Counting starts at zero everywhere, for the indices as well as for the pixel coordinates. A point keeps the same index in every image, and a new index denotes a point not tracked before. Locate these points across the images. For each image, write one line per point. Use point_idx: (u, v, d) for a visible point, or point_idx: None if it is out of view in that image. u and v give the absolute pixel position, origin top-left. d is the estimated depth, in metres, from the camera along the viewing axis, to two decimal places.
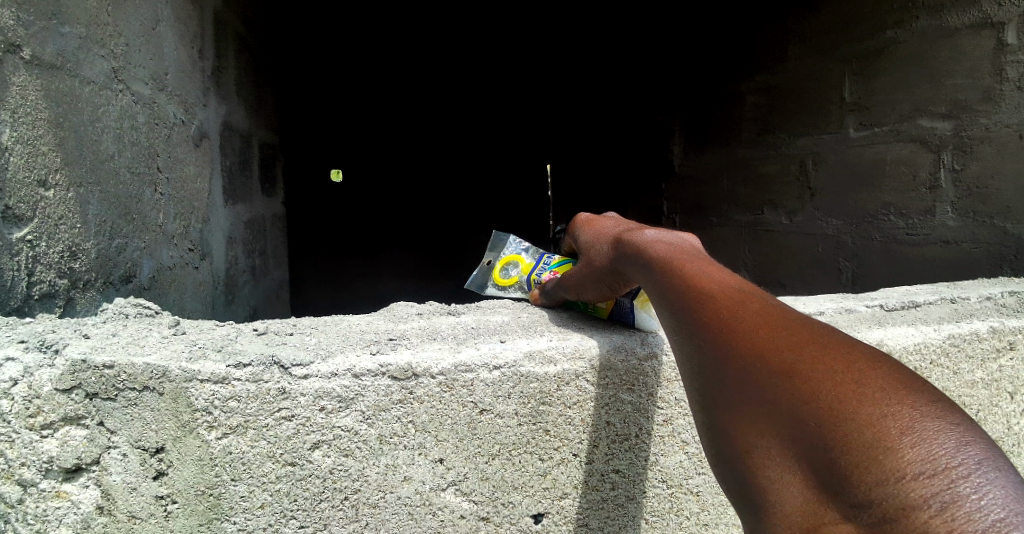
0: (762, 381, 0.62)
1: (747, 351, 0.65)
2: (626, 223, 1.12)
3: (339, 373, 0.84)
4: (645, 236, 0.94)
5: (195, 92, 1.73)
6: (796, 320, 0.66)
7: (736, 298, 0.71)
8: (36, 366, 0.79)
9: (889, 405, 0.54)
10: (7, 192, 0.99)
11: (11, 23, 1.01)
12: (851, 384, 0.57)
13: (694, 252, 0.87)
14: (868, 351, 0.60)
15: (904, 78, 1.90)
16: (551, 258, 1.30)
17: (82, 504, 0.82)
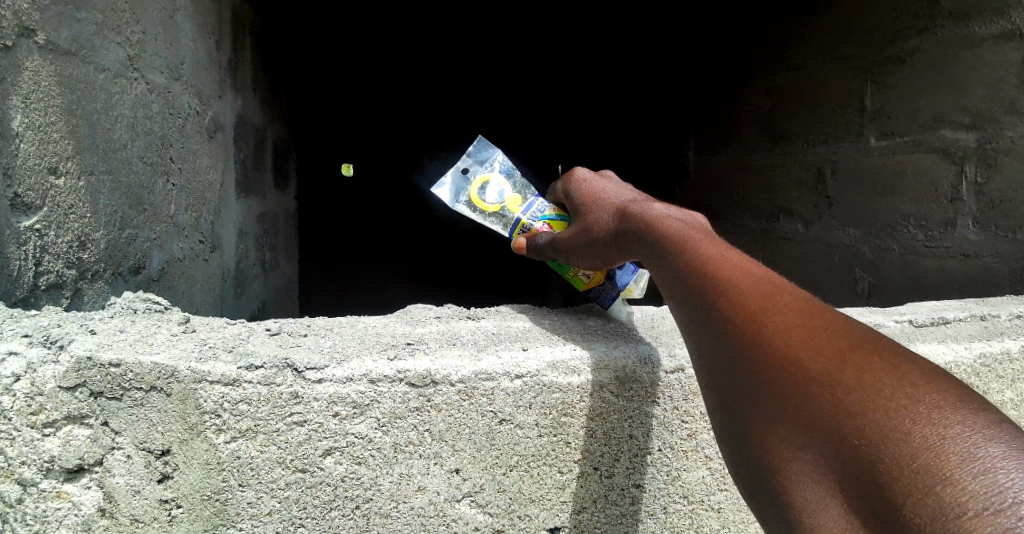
0: (806, 398, 0.61)
1: (786, 362, 0.63)
2: (619, 184, 1.09)
3: (355, 379, 0.81)
4: (652, 211, 0.91)
5: (210, 83, 1.71)
6: (833, 326, 0.64)
7: (763, 294, 0.69)
8: (39, 363, 0.76)
9: (944, 431, 0.55)
10: (16, 179, 0.97)
11: (25, 6, 0.99)
12: (905, 408, 0.57)
13: (705, 230, 0.85)
14: (909, 364, 0.60)
15: (920, 85, 1.87)
16: (546, 204, 1.23)
17: (83, 505, 0.79)
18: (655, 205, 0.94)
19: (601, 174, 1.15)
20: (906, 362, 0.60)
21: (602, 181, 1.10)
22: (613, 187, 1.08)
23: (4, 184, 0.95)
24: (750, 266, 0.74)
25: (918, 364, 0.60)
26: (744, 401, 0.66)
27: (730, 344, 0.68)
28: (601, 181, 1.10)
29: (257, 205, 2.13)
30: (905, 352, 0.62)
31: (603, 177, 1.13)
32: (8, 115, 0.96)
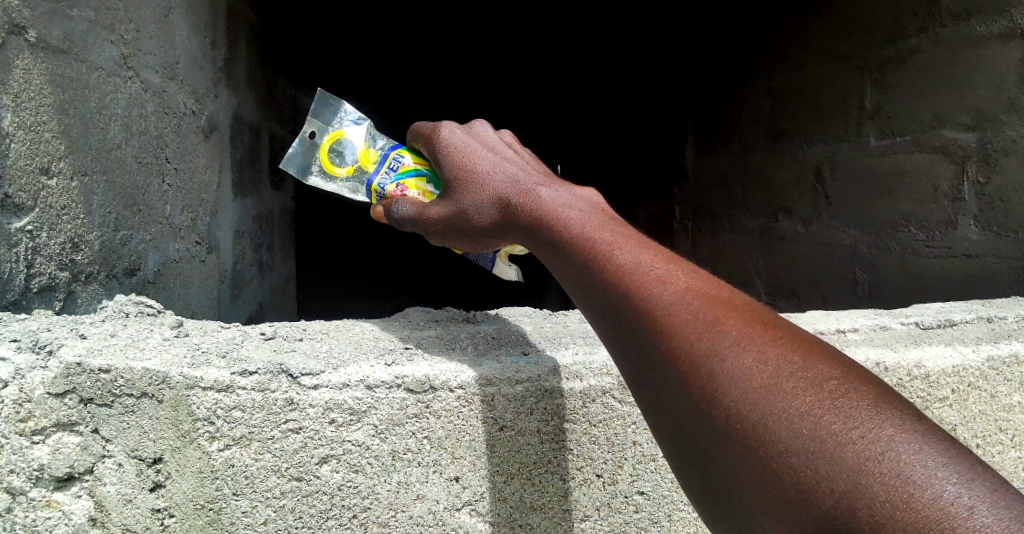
0: (780, 469, 0.54)
1: (753, 426, 0.56)
2: (504, 152, 0.94)
3: (351, 384, 0.79)
4: (565, 214, 0.79)
5: (206, 82, 1.69)
6: (793, 364, 0.57)
7: (710, 334, 0.61)
8: (27, 368, 0.74)
9: (936, 493, 0.49)
10: (7, 180, 0.95)
11: (16, 4, 0.97)
12: (889, 471, 0.51)
13: (630, 236, 0.75)
14: (877, 412, 0.53)
15: (921, 85, 1.85)
16: (400, 158, 1.07)
17: (73, 515, 0.77)
18: (563, 200, 0.82)
19: (471, 131, 0.98)
20: (873, 405, 0.54)
21: (482, 148, 0.94)
22: (497, 156, 0.92)
23: None
24: (689, 293, 0.65)
25: (884, 403, 0.54)
26: (711, 469, 0.59)
27: (686, 403, 0.60)
28: (480, 148, 0.94)
29: (254, 205, 2.11)
30: (865, 389, 0.55)
31: (479, 139, 0.96)
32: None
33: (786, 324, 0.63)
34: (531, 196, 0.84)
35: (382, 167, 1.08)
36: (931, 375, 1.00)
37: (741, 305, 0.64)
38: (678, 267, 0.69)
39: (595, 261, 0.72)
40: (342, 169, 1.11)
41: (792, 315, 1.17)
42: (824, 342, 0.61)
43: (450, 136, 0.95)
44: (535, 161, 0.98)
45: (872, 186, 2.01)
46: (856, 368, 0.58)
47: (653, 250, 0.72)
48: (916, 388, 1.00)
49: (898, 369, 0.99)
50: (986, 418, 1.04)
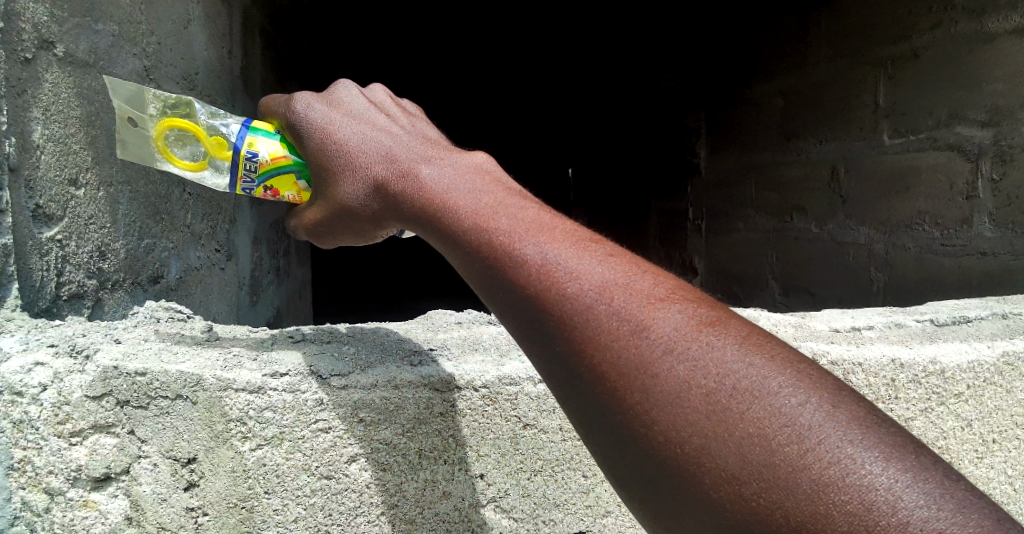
0: (730, 500, 0.47)
1: (696, 451, 0.49)
2: (380, 123, 0.83)
3: (379, 385, 0.81)
4: (461, 195, 0.68)
5: (223, 92, 1.72)
6: (733, 374, 0.50)
7: (638, 341, 0.53)
8: (66, 372, 0.76)
9: (906, 518, 0.44)
10: (37, 190, 0.97)
11: (45, 19, 0.99)
12: (853, 498, 0.45)
13: (533, 214, 0.64)
14: (826, 425, 0.47)
15: (936, 80, 1.85)
16: (255, 154, 0.88)
17: (110, 513, 0.79)
18: (455, 178, 0.71)
19: (333, 99, 0.86)
20: (828, 417, 0.47)
21: (352, 122, 0.83)
22: (370, 132, 0.81)
23: (25, 195, 0.95)
24: (607, 288, 0.56)
25: (840, 411, 0.48)
26: (649, 495, 0.51)
27: (617, 423, 0.52)
28: (349, 123, 0.83)
29: (271, 212, 2.14)
30: (817, 394, 0.48)
31: (344, 109, 0.85)
32: (30, 127, 0.96)
33: (715, 311, 0.55)
34: (418, 178, 0.73)
35: (236, 166, 0.89)
36: (946, 371, 1.00)
37: (666, 295, 0.55)
38: (590, 250, 0.59)
39: (497, 254, 0.61)
40: (177, 162, 0.89)
41: (806, 314, 1.18)
42: (761, 331, 0.53)
43: (309, 113, 0.84)
44: (413, 122, 0.86)
45: (883, 184, 2.02)
46: (799, 365, 0.51)
47: (560, 230, 0.62)
48: (932, 384, 1.00)
49: (914, 365, 0.99)
50: (1004, 414, 1.04)
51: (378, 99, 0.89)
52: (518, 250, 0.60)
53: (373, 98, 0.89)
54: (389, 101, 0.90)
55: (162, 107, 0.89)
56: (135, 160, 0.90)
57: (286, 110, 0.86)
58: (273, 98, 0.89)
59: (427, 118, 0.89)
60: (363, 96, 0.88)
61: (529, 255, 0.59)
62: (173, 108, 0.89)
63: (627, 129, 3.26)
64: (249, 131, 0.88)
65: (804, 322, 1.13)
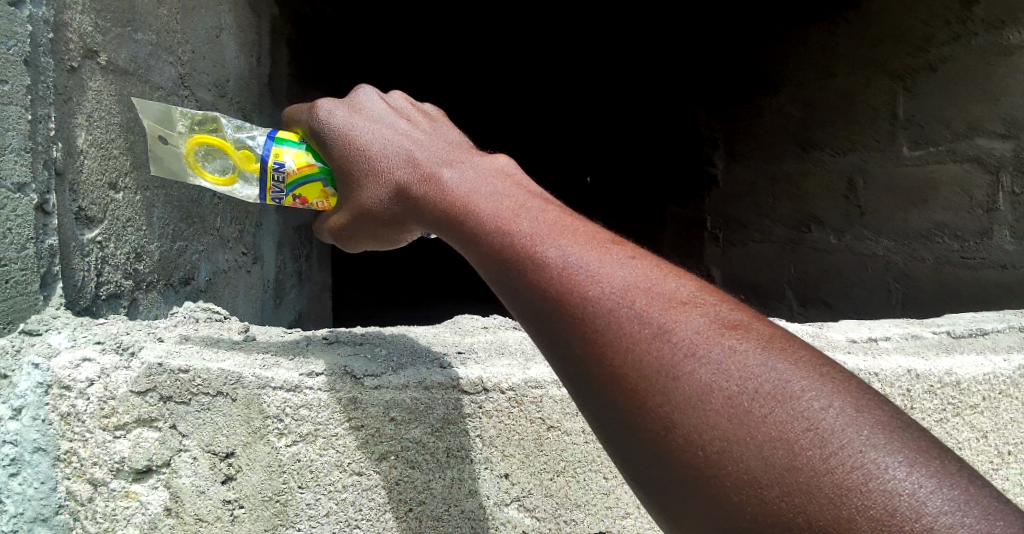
0: (751, 503, 0.49)
1: (718, 454, 0.50)
2: (402, 127, 0.86)
3: (411, 385, 0.85)
4: (485, 199, 0.71)
5: (251, 99, 1.76)
6: (753, 377, 0.52)
7: (660, 344, 0.55)
8: (112, 368, 0.82)
9: (930, 523, 0.45)
10: (81, 193, 0.99)
11: (90, 30, 1.02)
12: (876, 503, 0.46)
13: (556, 217, 0.66)
14: (848, 430, 0.49)
15: (955, 90, 1.86)
16: (282, 164, 0.90)
17: (150, 505, 0.83)
18: (479, 182, 0.74)
19: (355, 104, 0.89)
20: (850, 422, 0.49)
21: (374, 126, 0.85)
22: (394, 137, 0.84)
23: (69, 198, 0.97)
24: (629, 292, 0.58)
25: (863, 415, 0.49)
26: (668, 497, 0.53)
27: (638, 426, 0.54)
28: (372, 127, 0.85)
29: (294, 216, 2.18)
30: (839, 398, 0.50)
31: (365, 113, 0.87)
32: (74, 133, 0.98)
33: (736, 314, 0.57)
34: (443, 183, 0.75)
35: (264, 177, 0.90)
36: (962, 382, 1.02)
37: (688, 298, 0.58)
38: (612, 253, 0.62)
39: (520, 257, 0.63)
40: (208, 177, 0.92)
41: (823, 324, 1.19)
42: (782, 334, 0.55)
43: (331, 118, 0.87)
44: (434, 124, 0.88)
45: (902, 195, 2.02)
46: (821, 368, 0.52)
47: (583, 234, 0.64)
48: (947, 396, 1.02)
49: (929, 376, 1.01)
50: (1020, 426, 1.04)
51: (398, 103, 0.92)
52: (536, 251, 0.63)
53: (393, 103, 0.91)
54: (409, 105, 0.92)
55: (189, 124, 0.92)
56: (170, 176, 0.95)
57: (309, 116, 0.89)
58: (296, 108, 0.92)
59: (447, 120, 0.91)
60: (384, 101, 0.90)
61: (549, 256, 0.62)
62: (200, 124, 0.92)
63: (645, 135, 3.28)
64: (275, 142, 0.90)
65: (821, 332, 1.14)
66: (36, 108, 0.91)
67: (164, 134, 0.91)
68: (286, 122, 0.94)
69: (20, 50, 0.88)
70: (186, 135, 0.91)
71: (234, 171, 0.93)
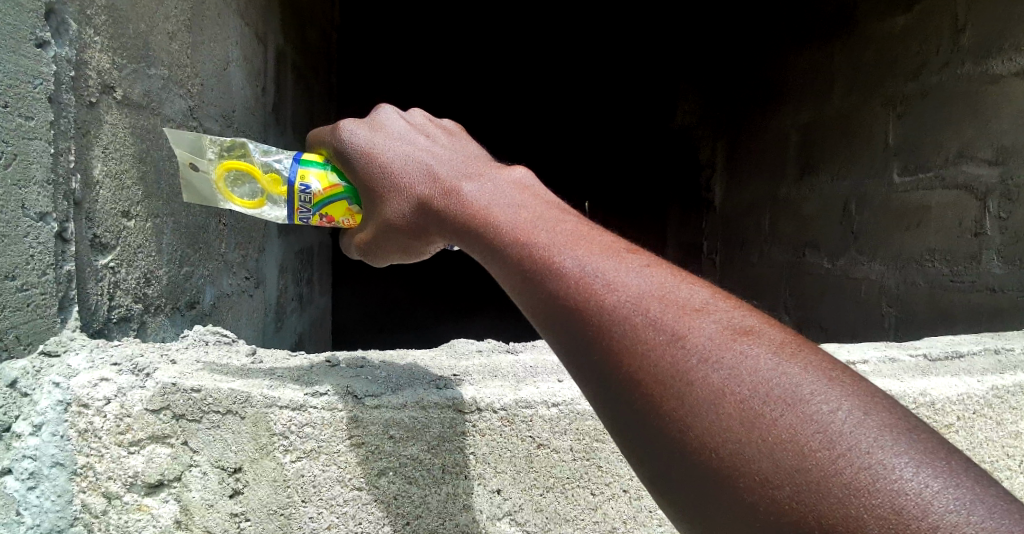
0: (765, 502, 0.53)
1: (731, 456, 0.54)
2: (423, 144, 0.90)
3: (408, 405, 0.89)
4: (504, 212, 0.75)
5: (256, 127, 1.82)
6: (765, 384, 0.56)
7: (675, 350, 0.59)
8: (128, 387, 0.88)
9: (936, 521, 0.49)
10: (97, 222, 1.04)
11: (107, 66, 1.07)
12: (885, 503, 0.50)
13: (573, 229, 0.70)
14: (858, 433, 0.53)
15: (948, 117, 1.87)
16: (309, 186, 0.95)
17: (161, 517, 0.89)
18: (498, 195, 0.77)
19: (376, 123, 0.94)
20: (858, 424, 0.53)
21: (397, 144, 0.90)
22: (415, 154, 0.88)
23: (86, 226, 1.01)
24: (645, 300, 0.62)
25: (870, 419, 0.53)
26: (683, 497, 0.57)
27: (654, 430, 0.58)
28: (394, 145, 0.90)
29: (296, 241, 2.24)
30: (848, 402, 0.54)
31: (386, 132, 0.92)
32: (91, 164, 1.03)
33: (748, 320, 0.61)
34: (464, 197, 0.79)
35: (292, 199, 0.96)
36: (936, 402, 1.07)
37: (702, 306, 0.61)
38: (627, 262, 0.65)
39: (539, 267, 0.67)
40: (236, 201, 0.98)
41: None
42: (792, 340, 0.59)
43: (353, 137, 0.92)
44: (454, 141, 0.93)
45: (896, 220, 2.05)
46: (830, 373, 0.56)
47: (599, 243, 0.68)
48: (922, 415, 1.07)
49: (905, 397, 1.06)
50: (992, 444, 1.10)
51: (417, 121, 0.96)
52: (552, 262, 0.67)
53: (412, 121, 0.96)
54: (428, 122, 0.97)
55: (219, 151, 0.96)
56: (202, 202, 0.99)
57: (331, 137, 0.94)
58: (319, 131, 0.98)
59: (466, 136, 0.96)
60: (405, 120, 0.95)
61: (565, 267, 0.66)
62: (229, 150, 0.96)
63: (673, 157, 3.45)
64: (301, 165, 0.96)
65: None
66: (59, 143, 0.95)
67: (195, 161, 0.96)
68: (310, 144, 0.99)
69: (45, 88, 0.92)
70: (217, 162, 0.96)
71: (263, 194, 0.98)
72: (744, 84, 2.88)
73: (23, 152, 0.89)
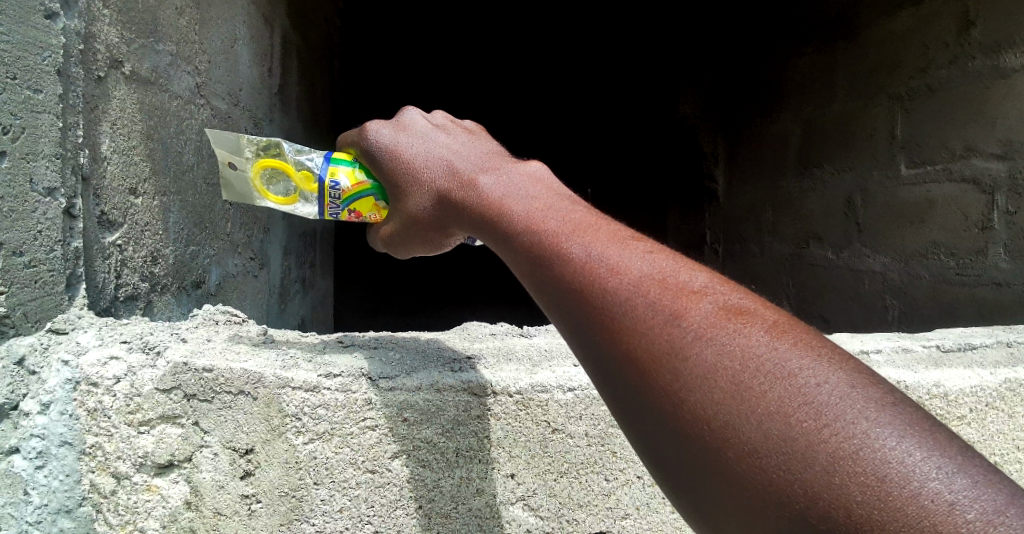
0: (754, 472, 0.52)
1: (722, 427, 0.53)
2: (444, 140, 0.89)
3: (423, 387, 0.89)
4: (514, 200, 0.73)
5: (262, 108, 1.80)
6: (756, 358, 0.54)
7: (672, 328, 0.57)
8: (139, 366, 0.87)
9: (917, 489, 0.48)
10: (104, 198, 1.02)
11: (116, 40, 1.05)
12: (868, 470, 0.49)
13: (582, 216, 0.69)
14: (845, 405, 0.51)
15: (955, 114, 1.85)
16: (338, 182, 0.94)
17: (170, 498, 0.89)
18: (508, 184, 0.76)
19: (400, 123, 0.92)
20: (844, 397, 0.52)
21: (418, 141, 0.89)
22: (436, 150, 0.87)
23: (93, 202, 1.00)
24: (646, 282, 0.60)
25: (856, 392, 0.52)
26: (678, 471, 0.56)
27: (650, 404, 0.57)
28: (417, 142, 0.89)
29: (300, 224, 2.23)
30: (835, 376, 0.53)
31: (410, 131, 0.91)
32: (99, 140, 1.01)
33: (747, 301, 0.59)
34: (479, 188, 0.78)
35: (322, 196, 0.95)
36: (949, 394, 1.06)
37: (700, 288, 0.60)
38: (631, 247, 0.64)
39: (547, 252, 0.66)
40: (271, 198, 0.97)
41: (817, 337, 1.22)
42: (788, 321, 0.58)
43: (378, 137, 0.91)
44: (477, 138, 0.91)
45: (903, 212, 2.03)
46: (820, 350, 0.55)
47: (605, 230, 0.67)
48: (935, 407, 1.06)
49: (918, 388, 1.05)
50: (1005, 437, 1.09)
51: (440, 121, 0.94)
52: (559, 247, 0.65)
53: (436, 121, 0.95)
54: (450, 122, 0.95)
55: (256, 150, 0.95)
56: (240, 200, 0.99)
57: (358, 136, 0.93)
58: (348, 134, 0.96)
59: (487, 134, 0.94)
60: (431, 121, 0.94)
61: (571, 252, 0.64)
62: (266, 149, 0.95)
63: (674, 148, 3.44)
64: (331, 162, 0.94)
65: None
66: (67, 117, 0.93)
67: (233, 161, 0.95)
68: (339, 144, 0.98)
69: (54, 61, 0.90)
70: (253, 161, 0.95)
71: (296, 191, 0.97)
72: (749, 79, 2.84)
73: (32, 125, 0.88)
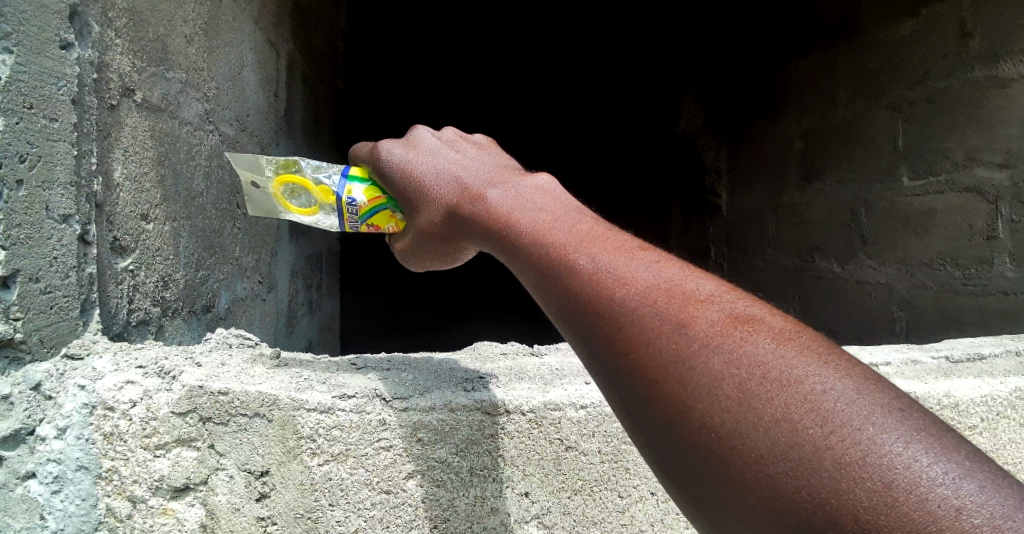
0: (760, 479, 0.52)
1: (729, 434, 0.54)
2: (455, 156, 0.89)
3: (436, 407, 0.89)
4: (523, 212, 0.74)
5: (269, 131, 1.82)
6: (761, 365, 0.55)
7: (678, 338, 0.58)
8: (155, 390, 0.88)
9: (924, 495, 0.48)
10: (117, 224, 1.03)
11: (128, 69, 1.07)
12: (874, 476, 0.49)
13: (588, 227, 0.69)
14: (852, 412, 0.51)
15: (958, 123, 1.86)
16: (354, 198, 0.96)
17: (186, 521, 0.89)
18: (518, 198, 0.77)
19: (412, 142, 0.93)
20: (850, 402, 0.52)
21: (430, 159, 0.89)
22: (447, 166, 0.87)
23: (107, 228, 1.01)
24: (652, 291, 0.61)
25: (862, 398, 0.52)
26: (685, 478, 0.56)
27: (657, 412, 0.57)
28: (428, 160, 0.89)
29: (306, 246, 2.24)
30: (841, 382, 0.53)
31: (422, 149, 0.91)
32: (112, 167, 1.03)
33: (753, 309, 0.60)
34: (487, 202, 0.79)
35: (341, 211, 0.97)
36: (961, 404, 1.06)
37: (706, 296, 0.61)
38: (638, 257, 0.64)
39: (555, 264, 0.67)
40: (295, 210, 1.00)
41: None
42: (795, 327, 0.58)
43: (390, 156, 0.92)
44: (489, 153, 0.92)
45: (906, 221, 2.03)
46: (825, 356, 0.55)
47: (613, 241, 0.67)
48: (946, 418, 1.06)
49: (929, 399, 1.05)
50: (1018, 446, 1.09)
51: (450, 138, 0.95)
52: (568, 260, 0.66)
53: (446, 137, 0.95)
54: (460, 138, 0.96)
55: (276, 167, 0.98)
56: (265, 213, 1.02)
57: (371, 155, 0.95)
58: (359, 147, 0.98)
59: (498, 148, 0.95)
60: (443, 138, 0.94)
61: (579, 264, 0.65)
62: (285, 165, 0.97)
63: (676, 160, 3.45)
64: (347, 179, 0.96)
65: None
66: (81, 144, 0.95)
67: (256, 180, 0.98)
68: (354, 159, 0.99)
69: (69, 90, 0.92)
70: (274, 177, 0.98)
71: (317, 204, 0.99)
72: (751, 89, 2.85)
73: (48, 154, 0.89)
